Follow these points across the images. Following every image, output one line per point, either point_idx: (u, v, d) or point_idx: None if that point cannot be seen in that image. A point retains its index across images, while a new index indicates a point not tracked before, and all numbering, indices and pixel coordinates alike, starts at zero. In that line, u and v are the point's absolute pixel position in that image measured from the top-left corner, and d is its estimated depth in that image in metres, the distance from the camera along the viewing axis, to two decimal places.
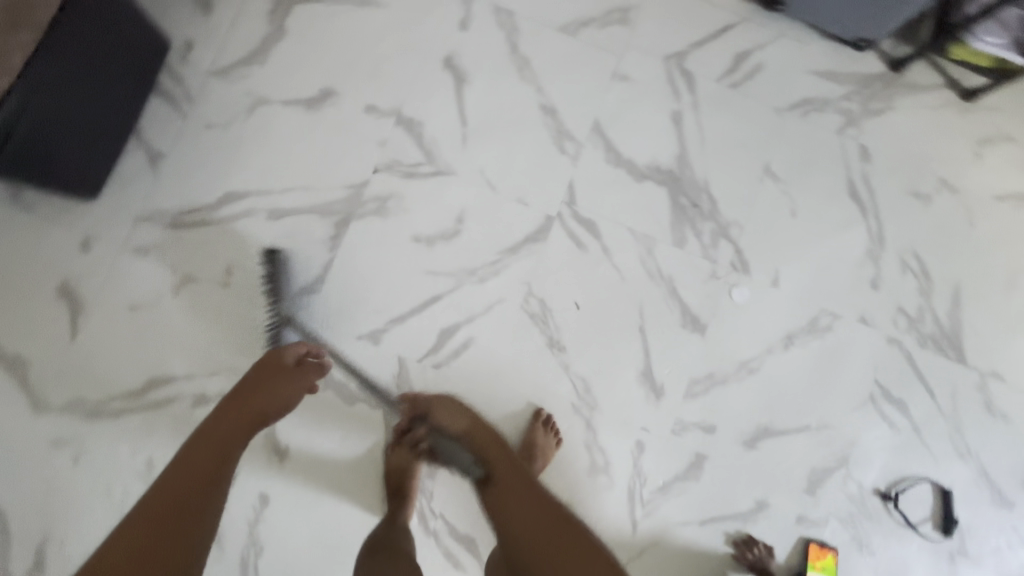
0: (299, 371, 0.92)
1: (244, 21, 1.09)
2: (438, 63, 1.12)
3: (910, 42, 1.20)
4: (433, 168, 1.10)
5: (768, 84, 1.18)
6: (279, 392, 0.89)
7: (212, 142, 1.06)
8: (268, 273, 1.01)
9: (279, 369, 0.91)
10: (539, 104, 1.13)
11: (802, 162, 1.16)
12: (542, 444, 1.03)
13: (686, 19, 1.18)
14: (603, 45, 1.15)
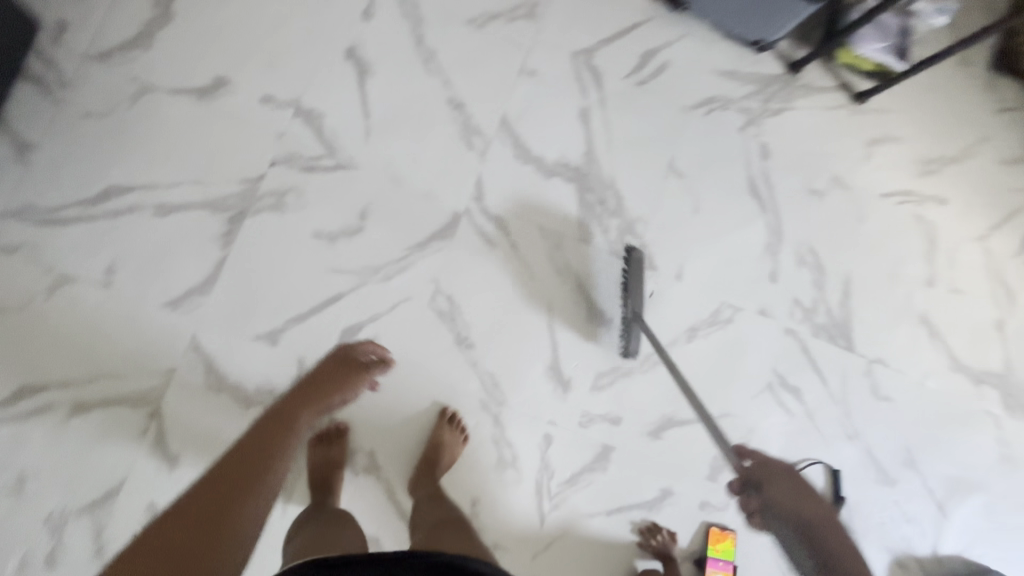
0: (361, 369, 1.00)
1: (124, 3, 1.02)
2: (340, 54, 1.08)
3: (805, 44, 1.25)
4: (336, 162, 1.06)
5: (673, 83, 1.20)
6: (337, 390, 0.98)
7: (90, 133, 0.99)
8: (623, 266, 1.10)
9: (347, 367, 0.98)
10: (446, 98, 1.11)
11: (706, 159, 1.20)
12: (449, 443, 1.03)
13: (594, 15, 1.18)
14: (511, 39, 1.15)
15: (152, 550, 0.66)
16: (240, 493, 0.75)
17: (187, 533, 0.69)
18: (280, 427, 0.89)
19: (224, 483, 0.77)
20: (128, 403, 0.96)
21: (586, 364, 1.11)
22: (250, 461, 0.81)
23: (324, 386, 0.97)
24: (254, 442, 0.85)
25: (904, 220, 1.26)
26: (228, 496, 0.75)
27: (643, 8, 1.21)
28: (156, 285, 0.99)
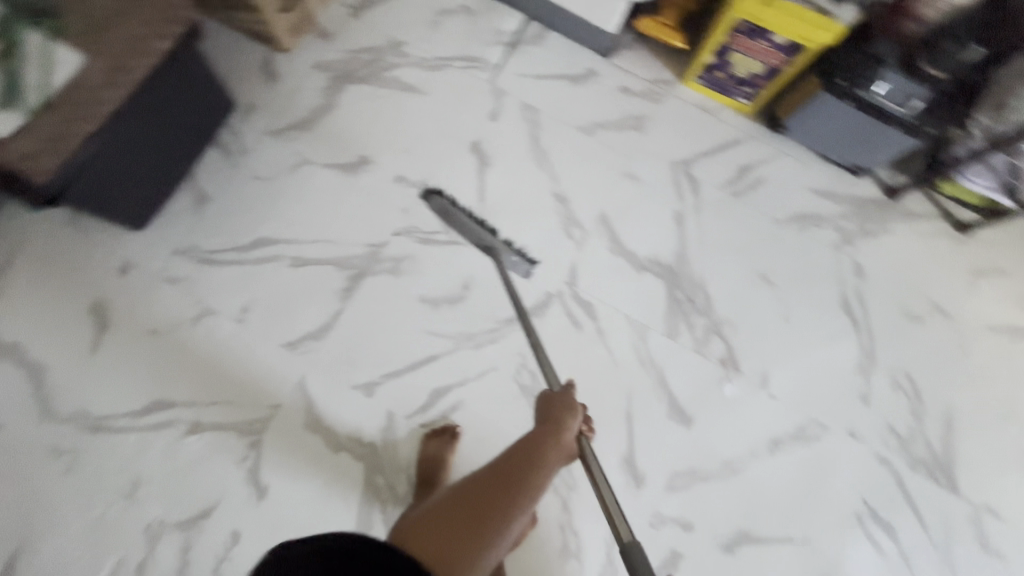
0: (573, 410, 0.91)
1: (300, 91, 1.23)
2: (466, 146, 1.24)
3: (904, 172, 1.29)
4: (448, 238, 1.19)
5: (768, 197, 1.26)
6: (568, 424, 0.90)
7: (253, 192, 1.18)
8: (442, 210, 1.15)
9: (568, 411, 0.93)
10: (553, 192, 1.23)
11: (797, 272, 1.22)
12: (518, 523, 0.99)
13: (695, 131, 1.29)
14: (618, 146, 1.26)
15: (425, 529, 0.81)
16: (480, 515, 0.81)
17: (447, 537, 0.79)
18: (531, 455, 0.87)
19: (480, 494, 0.84)
20: (236, 431, 1.06)
21: (656, 460, 1.10)
22: (507, 483, 0.84)
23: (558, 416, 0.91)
24: (510, 461, 0.87)
25: (1013, 358, 1.20)
26: (470, 522, 0.80)
27: (744, 128, 1.30)
28: (280, 327, 1.11)
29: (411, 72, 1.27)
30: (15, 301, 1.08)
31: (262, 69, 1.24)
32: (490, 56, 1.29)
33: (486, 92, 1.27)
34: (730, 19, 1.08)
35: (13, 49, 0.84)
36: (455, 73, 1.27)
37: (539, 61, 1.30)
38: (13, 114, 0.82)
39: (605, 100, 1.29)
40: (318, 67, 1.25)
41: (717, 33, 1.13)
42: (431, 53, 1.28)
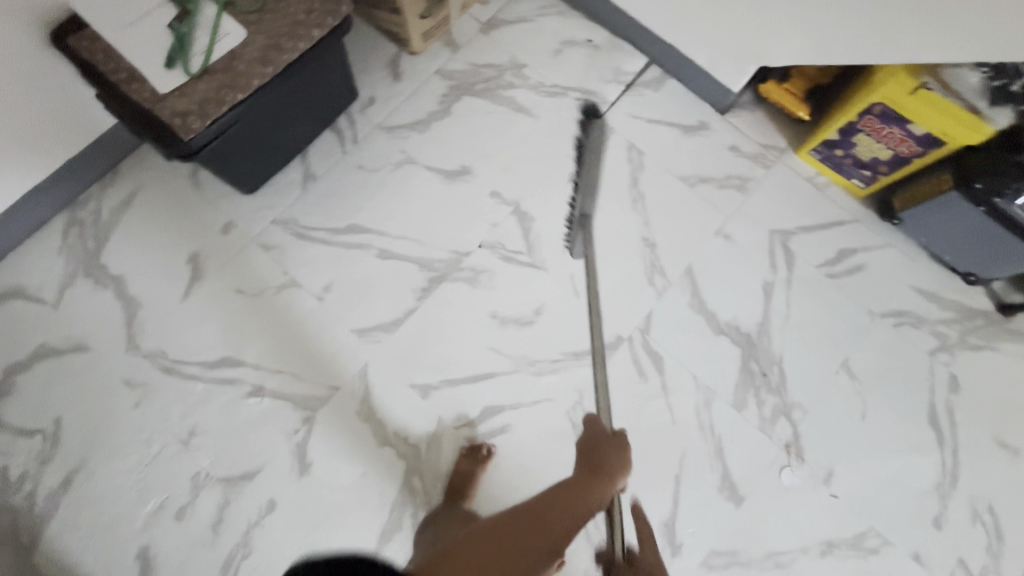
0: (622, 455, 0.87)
1: (419, 94, 1.28)
2: (565, 175, 1.24)
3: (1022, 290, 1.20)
4: (531, 260, 1.19)
5: (866, 286, 1.20)
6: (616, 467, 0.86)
7: (356, 180, 1.22)
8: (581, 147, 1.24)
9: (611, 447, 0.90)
10: (642, 236, 1.21)
11: (884, 371, 1.15)
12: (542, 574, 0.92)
13: (800, 204, 1.25)
14: (717, 204, 1.24)
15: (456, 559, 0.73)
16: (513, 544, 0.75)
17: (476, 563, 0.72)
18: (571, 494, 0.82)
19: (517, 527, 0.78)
20: (293, 403, 1.08)
21: (698, 533, 1.05)
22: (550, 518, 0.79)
23: (603, 460, 0.87)
24: (557, 498, 0.81)
25: None
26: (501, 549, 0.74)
27: (852, 210, 1.24)
28: (354, 313, 1.14)
29: (526, 94, 1.29)
30: (126, 237, 1.16)
31: (389, 66, 1.29)
32: (606, 93, 1.30)
33: (595, 127, 1.28)
34: (866, 102, 1.04)
35: (189, 11, 0.93)
36: (568, 103, 1.29)
37: (653, 105, 1.30)
38: (177, 70, 0.90)
39: (712, 156, 1.27)
40: (440, 74, 1.30)
41: (846, 112, 1.09)
42: (550, 79, 1.30)
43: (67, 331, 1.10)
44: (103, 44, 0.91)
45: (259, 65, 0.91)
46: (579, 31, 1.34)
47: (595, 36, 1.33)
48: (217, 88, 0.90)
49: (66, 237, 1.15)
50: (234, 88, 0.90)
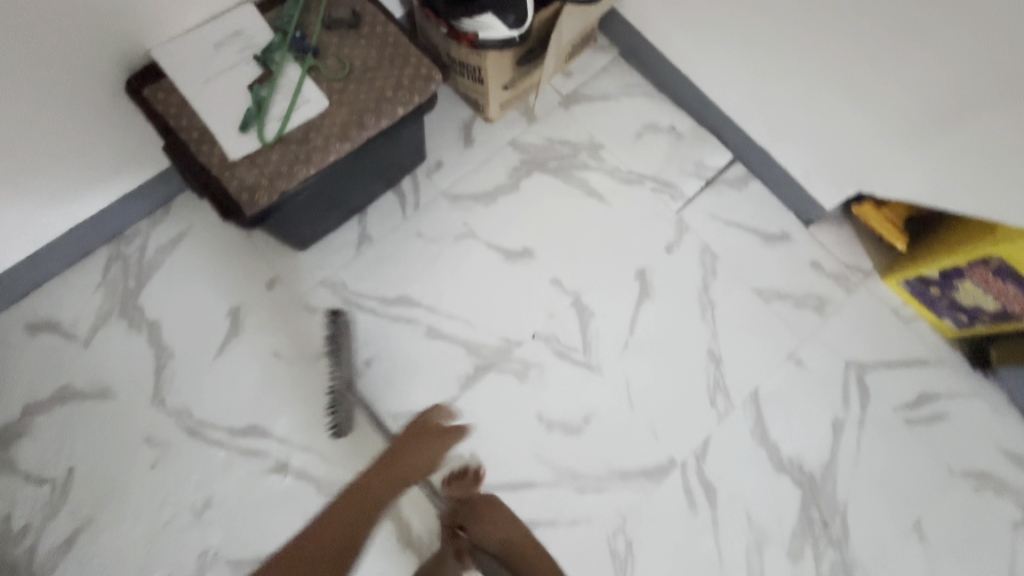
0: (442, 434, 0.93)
1: (489, 165, 1.22)
2: (633, 271, 1.16)
3: None
4: (586, 360, 1.10)
5: (948, 438, 1.10)
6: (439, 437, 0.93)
7: (413, 248, 1.16)
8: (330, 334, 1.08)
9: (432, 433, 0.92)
10: (708, 349, 1.13)
11: (957, 540, 1.04)
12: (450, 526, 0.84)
13: (882, 336, 1.15)
14: (791, 323, 1.15)
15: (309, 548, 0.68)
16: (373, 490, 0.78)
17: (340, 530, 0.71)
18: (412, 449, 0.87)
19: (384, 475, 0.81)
20: (317, 486, 1.02)
21: None
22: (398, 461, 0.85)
23: (431, 437, 0.91)
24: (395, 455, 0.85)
25: None
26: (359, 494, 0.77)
27: (939, 351, 1.14)
28: (393, 394, 1.07)
29: (600, 178, 1.23)
30: (169, 280, 1.11)
31: (461, 130, 1.24)
32: (685, 187, 1.22)
33: (670, 222, 1.20)
34: (990, 250, 0.94)
35: (271, 74, 0.88)
36: (644, 193, 1.22)
37: (734, 206, 1.22)
38: (252, 135, 0.85)
39: (791, 270, 1.18)
40: (513, 146, 1.24)
41: (957, 255, 0.99)
42: (628, 165, 1.23)
43: (95, 374, 1.05)
44: (179, 98, 0.86)
45: (338, 140, 0.85)
46: (664, 117, 1.27)
47: (681, 124, 1.26)
48: (290, 160, 0.84)
49: (108, 272, 1.11)
50: (307, 161, 0.84)
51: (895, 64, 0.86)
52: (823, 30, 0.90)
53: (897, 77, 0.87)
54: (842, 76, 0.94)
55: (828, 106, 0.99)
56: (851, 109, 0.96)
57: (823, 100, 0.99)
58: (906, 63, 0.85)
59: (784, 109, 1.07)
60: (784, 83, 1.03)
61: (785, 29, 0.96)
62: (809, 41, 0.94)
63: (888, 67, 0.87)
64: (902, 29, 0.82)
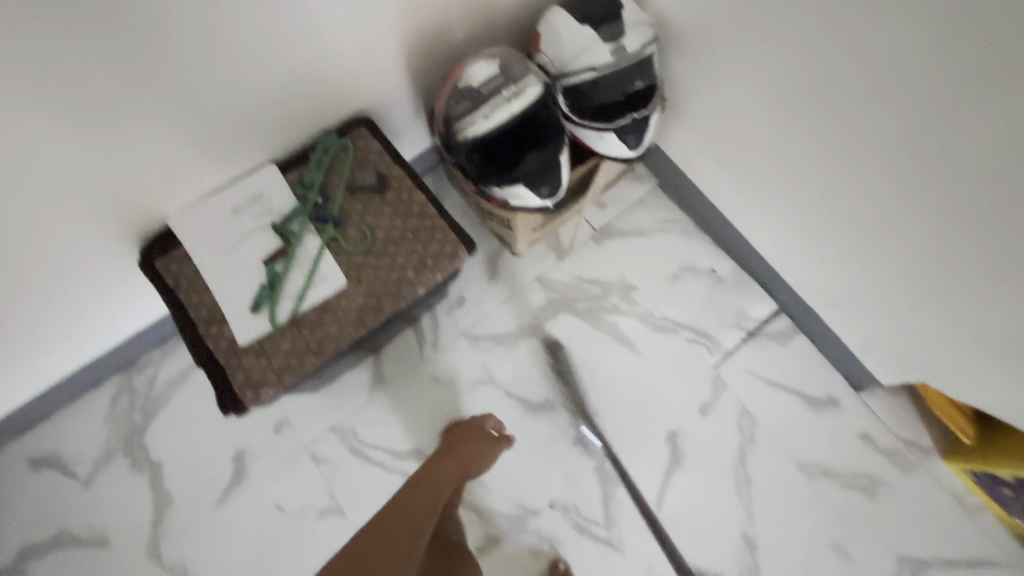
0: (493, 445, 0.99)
1: (514, 303, 1.16)
2: (662, 434, 1.08)
3: None
4: (606, 537, 1.02)
5: None
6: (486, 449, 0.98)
7: (428, 394, 1.10)
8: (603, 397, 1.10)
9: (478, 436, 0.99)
10: (741, 531, 1.03)
11: None
12: None
13: (940, 529, 1.03)
14: (836, 507, 1.04)
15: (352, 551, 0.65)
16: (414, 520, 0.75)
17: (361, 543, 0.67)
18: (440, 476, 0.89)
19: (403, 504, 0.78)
20: None
21: None
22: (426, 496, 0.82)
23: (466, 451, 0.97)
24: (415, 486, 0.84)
25: None
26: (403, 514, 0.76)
27: (1007, 552, 1.01)
28: None
29: (631, 324, 1.15)
30: (176, 417, 1.07)
31: (486, 264, 1.18)
32: (722, 339, 1.13)
33: (705, 378, 1.11)
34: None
35: (288, 248, 0.83)
36: (678, 343, 1.13)
37: (777, 365, 1.12)
38: (262, 315, 0.80)
39: (839, 443, 1.07)
40: (540, 283, 1.17)
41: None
42: (662, 311, 1.16)
43: (93, 520, 1.01)
44: (193, 270, 0.83)
45: (353, 327, 0.81)
46: (704, 258, 1.19)
47: (721, 266, 1.18)
48: (301, 350, 0.79)
49: (115, 405, 1.07)
50: (318, 352, 0.80)
51: (983, 279, 0.76)
52: (899, 223, 0.82)
53: (984, 292, 0.77)
54: (914, 271, 0.85)
55: (894, 293, 0.90)
56: (921, 304, 0.87)
57: (888, 286, 0.90)
58: (1000, 283, 0.75)
59: (840, 279, 0.98)
60: (845, 258, 0.94)
61: (850, 209, 0.88)
62: (881, 227, 0.85)
63: (977, 279, 0.77)
64: (999, 247, 0.72)
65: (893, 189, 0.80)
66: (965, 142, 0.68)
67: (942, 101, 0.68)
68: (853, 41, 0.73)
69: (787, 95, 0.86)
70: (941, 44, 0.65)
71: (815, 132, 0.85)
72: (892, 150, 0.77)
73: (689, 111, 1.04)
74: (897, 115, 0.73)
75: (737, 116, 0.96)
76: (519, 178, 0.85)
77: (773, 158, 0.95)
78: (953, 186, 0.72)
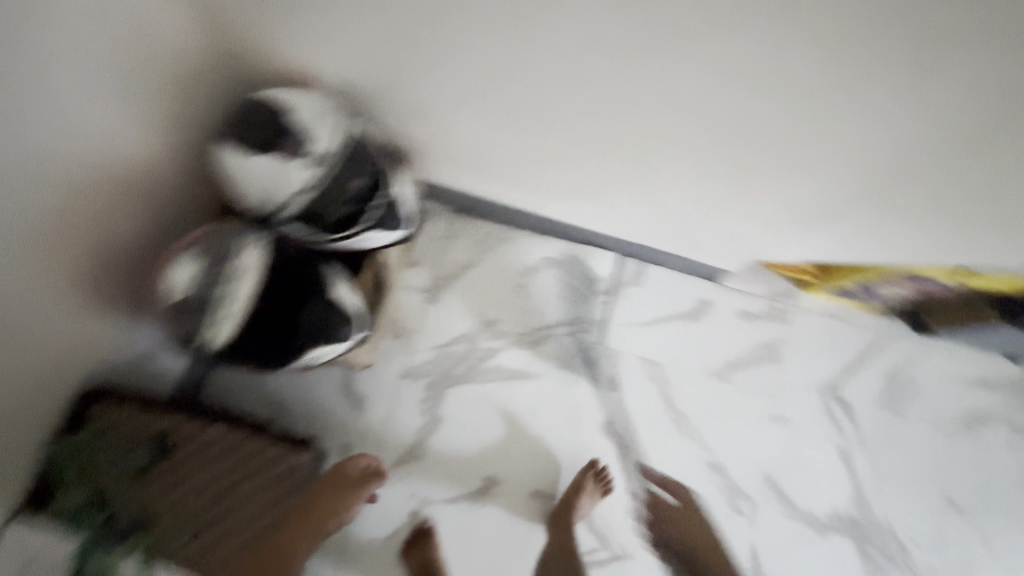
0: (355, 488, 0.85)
1: (397, 413, 1.05)
2: (597, 431, 1.08)
3: None
4: (610, 553, 1.03)
5: (930, 404, 1.15)
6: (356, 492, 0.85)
7: (376, 560, 0.99)
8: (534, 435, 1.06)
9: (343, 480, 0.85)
10: (706, 462, 1.08)
11: (983, 488, 1.12)
12: None
13: (833, 345, 1.16)
14: (758, 386, 1.13)
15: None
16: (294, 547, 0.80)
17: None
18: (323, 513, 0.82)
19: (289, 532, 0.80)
20: None
21: None
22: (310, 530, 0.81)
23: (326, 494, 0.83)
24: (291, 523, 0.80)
25: None
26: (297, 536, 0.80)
27: (882, 328, 1.17)
28: None
29: (513, 355, 1.10)
30: None
31: (345, 396, 1.05)
32: (593, 313, 1.13)
33: (601, 357, 1.12)
34: (932, 264, 0.87)
35: None
36: (561, 342, 1.11)
37: (648, 305, 1.15)
38: None
39: (731, 334, 1.15)
40: (407, 376, 1.07)
41: (882, 270, 0.95)
42: (529, 324, 1.12)
43: None
44: None
45: None
46: (534, 252, 1.15)
47: (553, 250, 1.15)
48: None
49: None
50: None
51: (760, 178, 0.80)
52: (667, 160, 0.82)
53: (761, 188, 0.82)
54: (703, 190, 0.87)
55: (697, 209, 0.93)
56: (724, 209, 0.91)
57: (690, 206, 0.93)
58: (767, 175, 0.78)
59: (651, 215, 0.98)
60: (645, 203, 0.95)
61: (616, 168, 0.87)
62: (650, 170, 0.85)
63: (749, 179, 0.80)
64: (746, 151, 0.74)
65: (643, 144, 0.80)
66: (671, 84, 0.67)
67: (638, 69, 0.67)
68: (532, 44, 0.68)
69: (505, 105, 0.81)
70: (608, 25, 0.62)
71: (551, 125, 0.82)
72: (621, 118, 0.76)
73: (431, 146, 0.96)
74: (608, 91, 0.72)
75: (476, 135, 0.90)
76: (303, 343, 0.74)
77: (527, 153, 0.90)
78: (687, 119, 0.72)
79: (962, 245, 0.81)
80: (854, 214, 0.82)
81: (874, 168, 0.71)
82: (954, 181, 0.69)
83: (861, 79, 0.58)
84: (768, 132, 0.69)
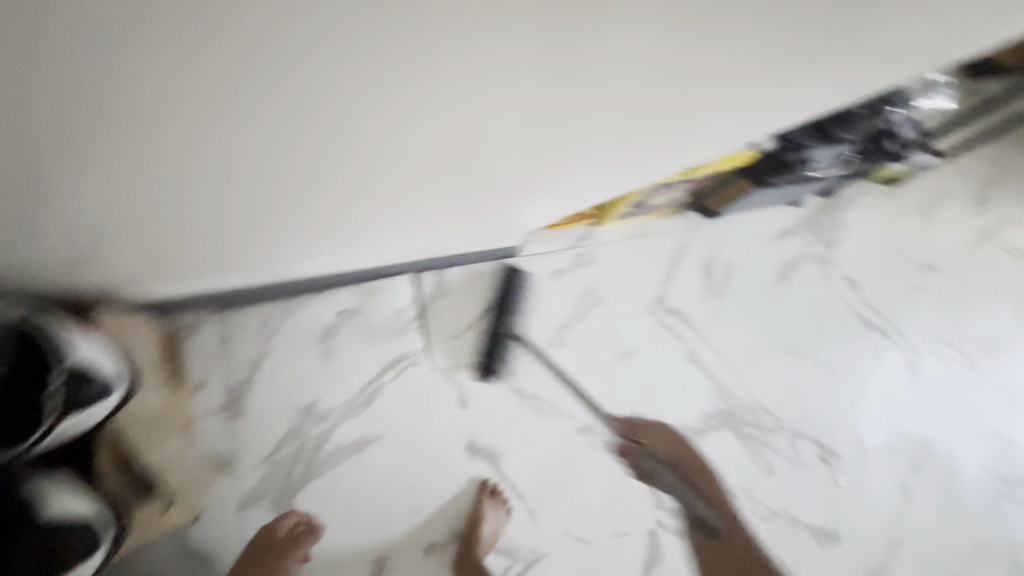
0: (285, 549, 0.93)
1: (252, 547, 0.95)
2: (464, 455, 1.03)
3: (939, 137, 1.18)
4: (524, 562, 1.00)
5: (746, 275, 1.21)
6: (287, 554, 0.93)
7: None
8: (405, 491, 1.01)
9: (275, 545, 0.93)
10: (577, 430, 1.07)
11: (815, 325, 1.21)
12: None
13: (646, 264, 1.18)
14: (595, 336, 1.13)
15: None
16: None
17: None
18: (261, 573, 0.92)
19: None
20: None
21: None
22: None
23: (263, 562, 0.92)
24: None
25: (997, 261, 1.33)
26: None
27: (681, 228, 1.21)
28: None
29: (349, 426, 1.02)
30: None
31: (185, 562, 0.92)
32: (412, 343, 1.07)
33: (438, 382, 1.06)
34: (662, 179, 0.90)
35: None
36: (392, 388, 1.04)
37: (461, 310, 1.10)
38: None
39: (551, 300, 1.13)
40: (246, 504, 0.96)
41: (638, 191, 0.95)
42: (352, 386, 1.03)
43: None
44: None
45: None
46: (324, 312, 1.06)
47: (343, 301, 1.06)
48: None
49: None
50: None
51: (433, 203, 0.72)
52: (334, 218, 0.70)
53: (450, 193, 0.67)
54: (400, 219, 0.77)
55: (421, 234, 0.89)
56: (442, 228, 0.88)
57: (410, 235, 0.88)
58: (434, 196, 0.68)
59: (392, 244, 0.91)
60: (365, 243, 0.88)
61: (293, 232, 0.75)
62: (325, 225, 0.74)
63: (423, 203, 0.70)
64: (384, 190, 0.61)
65: (294, 206, 0.62)
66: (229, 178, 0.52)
67: (146, 176, 0.48)
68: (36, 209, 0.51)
69: (86, 241, 0.62)
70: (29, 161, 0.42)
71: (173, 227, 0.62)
72: (230, 197, 0.56)
73: (108, 282, 0.78)
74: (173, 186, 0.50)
75: (115, 258, 0.69)
76: (14, 574, 0.61)
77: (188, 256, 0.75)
78: (295, 191, 0.58)
79: (679, 164, 0.80)
80: (566, 182, 0.77)
81: (507, 175, 0.64)
82: (583, 158, 0.64)
83: (391, 110, 0.42)
84: (381, 173, 0.56)
